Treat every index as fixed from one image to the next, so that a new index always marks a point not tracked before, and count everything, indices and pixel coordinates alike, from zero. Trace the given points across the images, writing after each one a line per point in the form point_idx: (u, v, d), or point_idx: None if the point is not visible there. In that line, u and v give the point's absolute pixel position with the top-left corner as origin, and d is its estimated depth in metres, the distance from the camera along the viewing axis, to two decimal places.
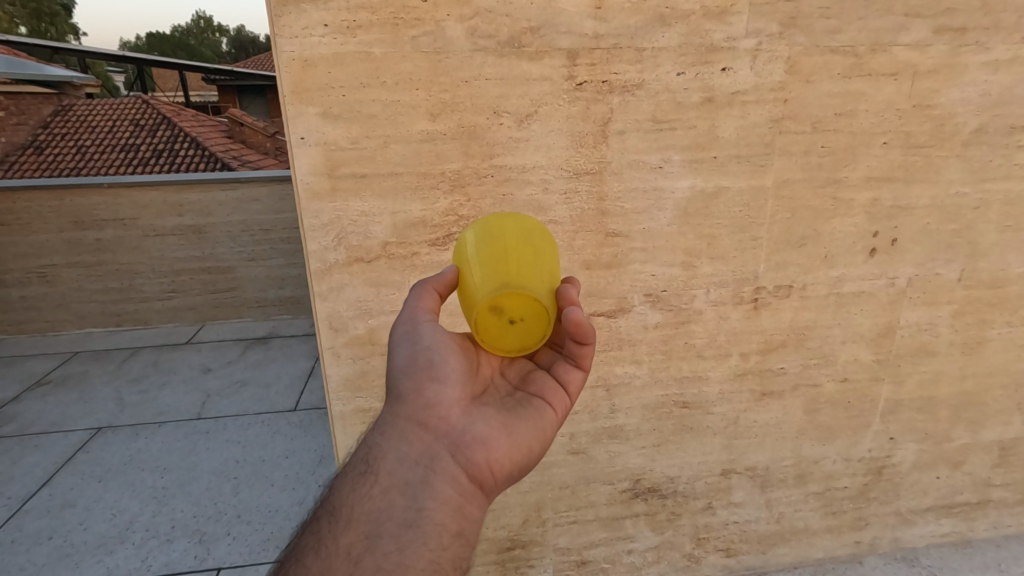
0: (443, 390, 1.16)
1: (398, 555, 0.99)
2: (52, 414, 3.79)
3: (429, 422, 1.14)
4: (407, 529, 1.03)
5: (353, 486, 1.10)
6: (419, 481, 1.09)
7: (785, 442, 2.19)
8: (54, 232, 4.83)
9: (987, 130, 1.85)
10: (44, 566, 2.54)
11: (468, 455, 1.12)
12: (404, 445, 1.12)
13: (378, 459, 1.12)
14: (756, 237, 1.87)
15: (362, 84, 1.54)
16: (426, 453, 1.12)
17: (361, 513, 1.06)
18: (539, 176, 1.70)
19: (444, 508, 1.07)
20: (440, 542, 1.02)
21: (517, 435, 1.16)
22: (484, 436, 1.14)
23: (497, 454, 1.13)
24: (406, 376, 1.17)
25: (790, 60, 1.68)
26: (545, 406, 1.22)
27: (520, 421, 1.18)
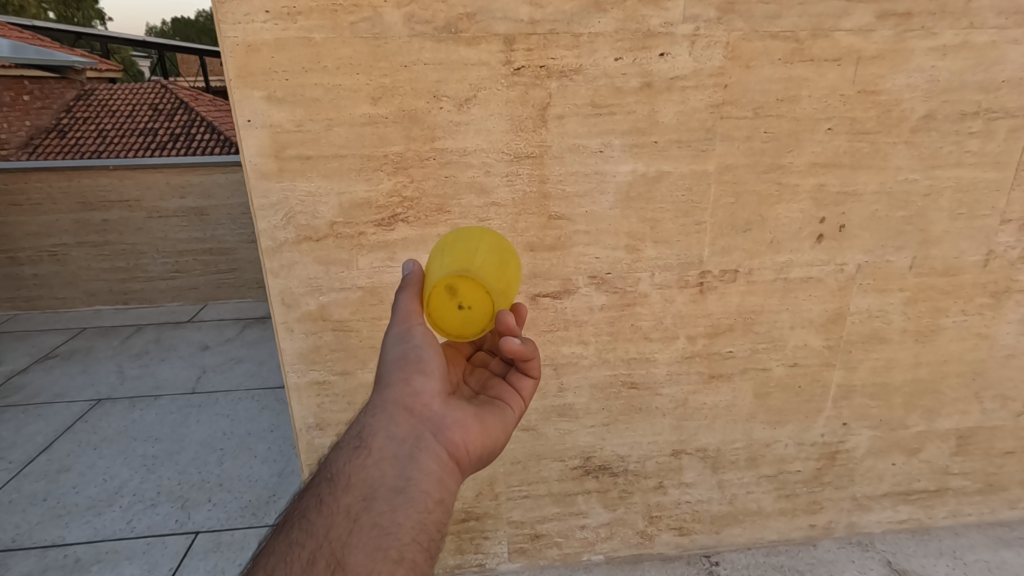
0: (428, 380, 1.16)
1: (389, 517, 1.02)
2: (56, 386, 3.98)
3: (414, 407, 1.14)
4: (397, 495, 1.05)
5: (350, 453, 1.10)
6: (407, 454, 1.09)
7: (736, 424, 2.23)
8: (64, 213, 5.01)
9: (936, 116, 1.85)
10: (37, 525, 2.71)
11: (449, 435, 1.14)
12: (391, 425, 1.11)
13: (369, 436, 1.11)
14: (700, 222, 1.90)
15: (304, 68, 1.60)
16: (412, 433, 1.11)
17: (356, 480, 1.06)
18: (480, 159, 1.75)
19: (433, 479, 1.08)
20: (428, 509, 1.05)
21: (488, 425, 1.20)
22: (461, 420, 1.17)
23: (471, 440, 1.16)
24: (395, 366, 1.16)
25: (729, 46, 1.70)
26: (505, 407, 1.27)
27: (490, 414, 1.22)
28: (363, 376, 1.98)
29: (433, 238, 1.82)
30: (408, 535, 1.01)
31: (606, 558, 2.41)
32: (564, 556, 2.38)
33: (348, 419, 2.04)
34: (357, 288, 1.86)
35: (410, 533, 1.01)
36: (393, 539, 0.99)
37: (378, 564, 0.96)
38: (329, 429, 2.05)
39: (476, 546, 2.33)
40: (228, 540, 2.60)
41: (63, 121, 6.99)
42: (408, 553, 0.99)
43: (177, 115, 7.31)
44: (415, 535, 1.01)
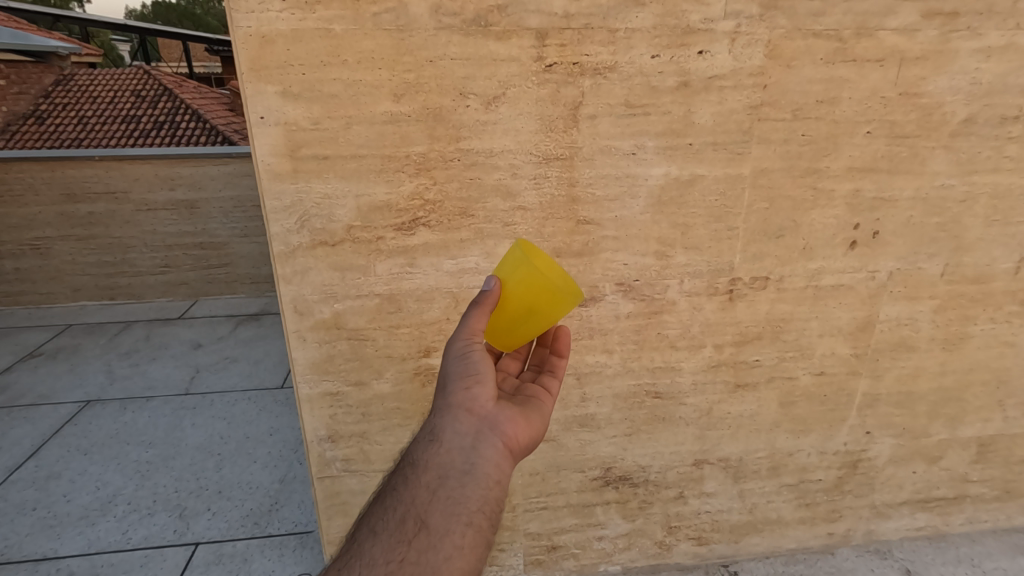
0: (487, 389, 1.07)
1: (459, 490, 0.95)
2: (43, 387, 3.82)
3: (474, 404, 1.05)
4: (465, 475, 0.97)
5: (421, 441, 1.02)
6: (473, 440, 1.01)
7: (759, 434, 2.18)
8: (47, 205, 4.81)
9: (976, 120, 1.78)
10: (27, 536, 2.58)
11: (508, 427, 1.05)
12: (455, 422, 1.02)
13: (436, 428, 1.02)
14: (732, 227, 1.83)
15: (323, 62, 1.49)
16: (474, 425, 1.03)
17: (428, 462, 0.98)
18: (508, 161, 1.66)
19: (495, 463, 1.00)
20: (496, 486, 0.98)
21: (537, 419, 1.14)
22: (513, 417, 1.08)
23: (523, 433, 1.09)
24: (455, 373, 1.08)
25: (770, 44, 1.61)
26: (540, 398, 1.20)
27: (537, 409, 1.15)
28: (379, 387, 1.90)
29: (456, 243, 1.73)
30: (477, 507, 0.94)
31: (622, 569, 2.36)
32: (581, 567, 2.33)
33: (361, 431, 1.95)
34: (374, 295, 1.77)
35: (476, 503, 0.94)
36: (463, 509, 0.93)
37: (453, 526, 0.91)
38: (342, 441, 1.96)
39: (492, 558, 2.26)
40: (229, 552, 2.50)
41: (43, 108, 6.70)
42: (475, 520, 0.93)
43: (161, 100, 7.01)
44: (479, 505, 0.94)
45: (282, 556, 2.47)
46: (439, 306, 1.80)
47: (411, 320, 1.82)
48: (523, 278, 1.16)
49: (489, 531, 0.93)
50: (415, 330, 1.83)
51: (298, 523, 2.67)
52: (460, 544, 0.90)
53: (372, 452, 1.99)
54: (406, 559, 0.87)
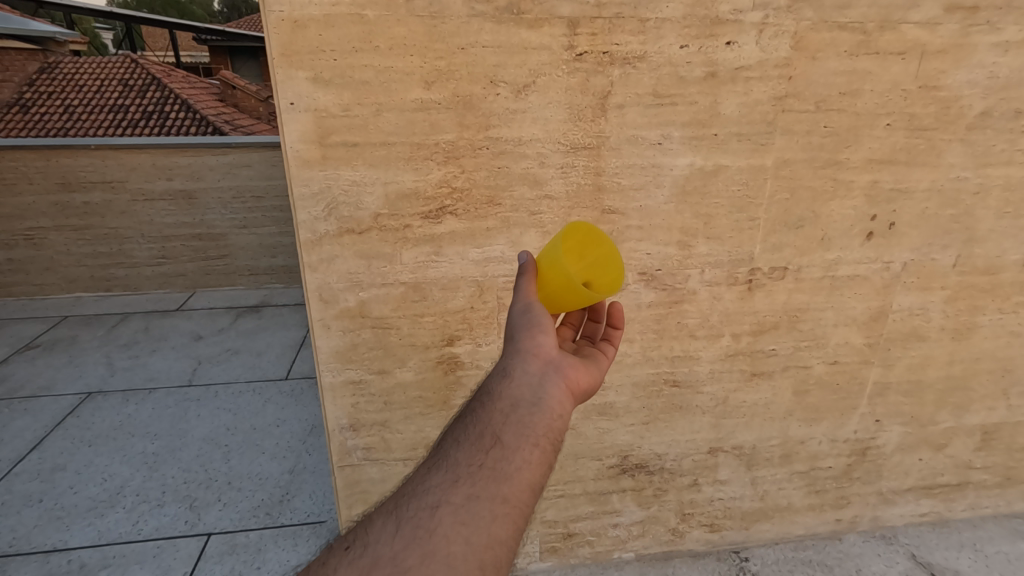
0: (550, 338, 1.10)
1: (529, 415, 0.96)
2: (42, 379, 3.77)
3: (539, 350, 1.08)
4: (533, 406, 0.98)
5: (493, 376, 1.05)
6: (540, 376, 1.03)
7: (773, 422, 2.21)
8: (40, 194, 4.72)
9: (992, 114, 1.82)
10: (36, 528, 2.56)
11: (570, 372, 1.08)
12: (524, 362, 1.05)
13: (507, 364, 1.05)
14: (754, 218, 1.85)
15: (354, 48, 1.48)
16: (541, 368, 1.05)
17: (501, 390, 1.00)
18: (536, 150, 1.66)
19: (559, 400, 1.01)
20: (563, 418, 1.00)
21: (595, 371, 1.15)
22: (574, 364, 1.11)
23: (583, 378, 1.11)
24: (520, 324, 1.11)
25: (797, 36, 1.63)
26: (598, 355, 1.21)
27: (594, 363, 1.18)
28: (402, 375, 1.90)
29: (482, 232, 1.74)
30: (544, 432, 0.95)
31: (636, 556, 2.39)
32: (595, 554, 2.35)
33: (384, 420, 1.96)
34: (399, 284, 1.77)
35: (544, 428, 0.96)
36: (532, 429, 0.94)
37: (522, 444, 0.92)
38: (363, 430, 1.96)
39: None
40: (242, 542, 2.49)
41: None
42: (542, 442, 0.94)
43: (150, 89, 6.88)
44: (545, 430, 0.95)
45: (296, 546, 2.47)
46: (463, 295, 1.81)
47: (435, 308, 1.82)
48: (552, 260, 1.18)
49: (552, 456, 0.95)
50: (439, 319, 1.84)
51: (310, 513, 2.66)
52: (529, 459, 0.91)
53: (393, 441, 2.00)
54: (484, 465, 0.89)
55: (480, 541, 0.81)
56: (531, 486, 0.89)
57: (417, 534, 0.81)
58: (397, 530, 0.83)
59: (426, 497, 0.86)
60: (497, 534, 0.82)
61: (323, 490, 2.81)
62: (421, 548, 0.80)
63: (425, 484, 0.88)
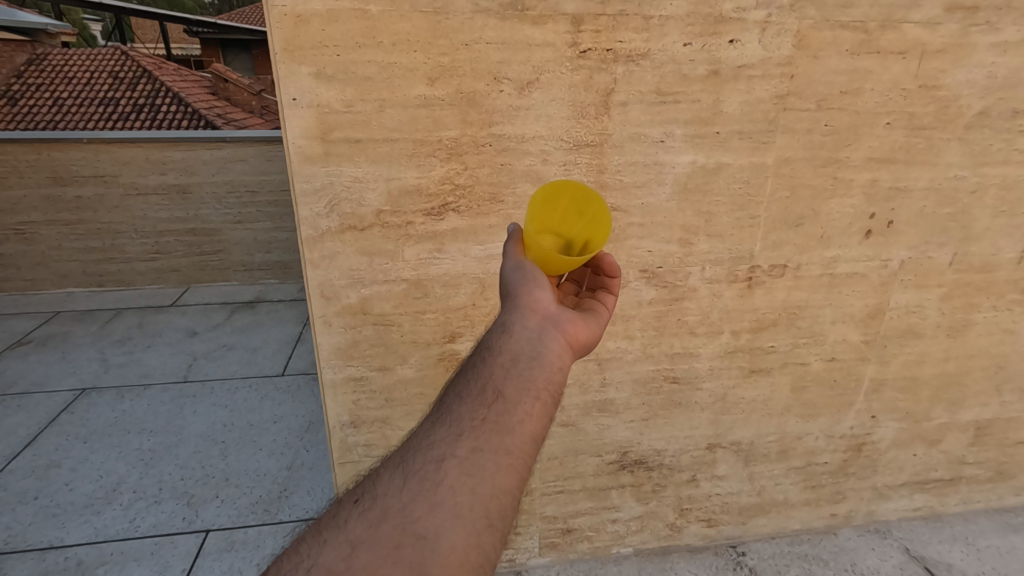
0: (548, 292, 1.11)
1: (530, 369, 0.96)
2: (35, 375, 3.73)
3: (538, 304, 1.08)
4: (535, 359, 0.98)
5: (493, 332, 1.05)
6: (540, 332, 1.03)
7: (771, 418, 2.23)
8: (31, 188, 4.66)
9: (989, 113, 1.83)
10: (32, 525, 2.54)
11: (570, 326, 1.07)
12: (523, 316, 1.05)
13: (507, 320, 1.05)
14: (754, 216, 1.86)
15: (357, 44, 1.48)
16: (541, 322, 1.05)
17: (502, 346, 1.00)
18: (538, 147, 1.66)
19: (560, 352, 1.02)
20: (564, 370, 1.00)
21: (598, 323, 1.15)
22: (575, 317, 1.10)
23: (586, 327, 1.11)
24: (515, 281, 1.13)
25: (799, 34, 1.63)
26: (598, 308, 1.20)
27: (597, 314, 1.18)
28: (403, 372, 1.90)
29: (484, 229, 1.74)
30: (546, 385, 0.95)
31: (634, 551, 2.41)
32: (594, 549, 2.37)
33: (384, 416, 1.96)
34: (401, 281, 1.76)
35: (544, 381, 0.95)
36: (533, 382, 0.94)
37: (524, 397, 0.92)
38: (364, 427, 1.96)
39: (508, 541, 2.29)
40: (241, 539, 2.49)
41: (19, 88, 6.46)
42: (543, 394, 0.94)
43: (142, 82, 6.79)
44: (547, 384, 0.95)
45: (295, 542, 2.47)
46: (465, 292, 1.81)
47: (437, 305, 1.82)
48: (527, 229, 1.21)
49: (554, 407, 0.95)
50: (441, 315, 1.84)
51: (309, 509, 2.66)
52: (531, 412, 0.91)
53: (394, 438, 1.99)
54: (487, 419, 0.89)
55: (485, 492, 0.82)
56: (534, 437, 0.90)
57: (423, 488, 0.82)
58: (404, 485, 0.83)
59: (431, 451, 0.86)
60: (502, 485, 0.83)
61: (321, 486, 2.81)
62: (427, 500, 0.81)
63: (431, 441, 0.88)
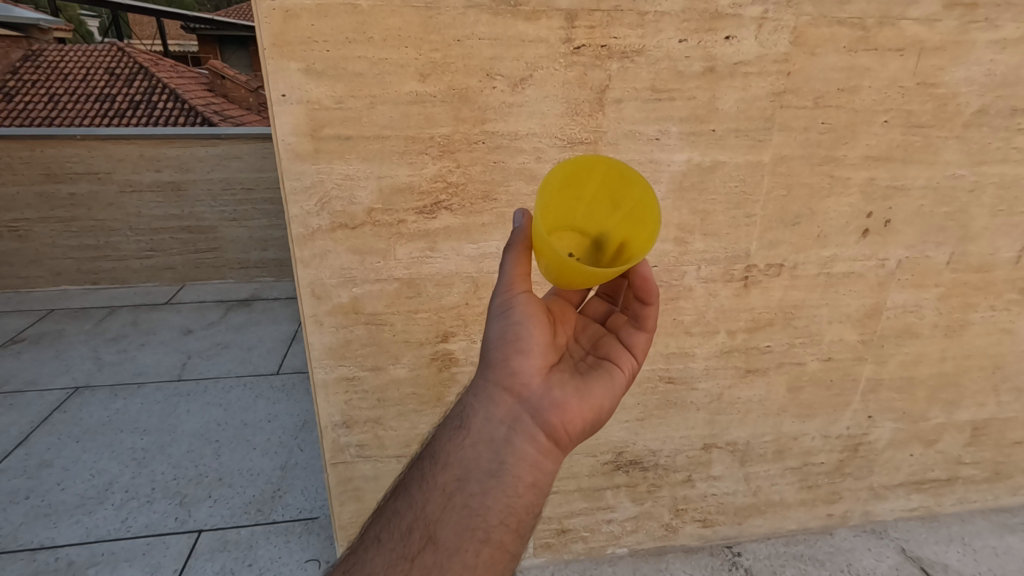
0: (533, 362, 1.10)
1: (474, 503, 1.01)
2: (28, 373, 3.71)
3: (513, 387, 1.08)
4: (489, 479, 1.03)
5: (453, 432, 1.09)
6: (505, 436, 1.06)
7: (767, 418, 2.22)
8: (24, 185, 4.62)
9: (988, 112, 1.82)
10: (23, 525, 2.52)
11: (547, 416, 1.07)
12: (489, 411, 1.07)
13: (468, 417, 1.09)
14: (751, 214, 1.84)
15: (348, 39, 1.45)
16: (509, 416, 1.07)
17: (451, 461, 1.05)
18: (532, 144, 1.64)
19: (523, 462, 1.05)
20: (518, 490, 1.03)
21: (596, 392, 1.12)
22: (563, 397, 1.09)
23: (573, 405, 1.09)
24: (496, 344, 1.11)
25: (796, 31, 1.61)
26: (613, 367, 1.18)
27: (596, 380, 1.14)
28: (395, 372, 1.88)
29: (477, 227, 1.72)
30: (493, 519, 1.00)
31: (629, 551, 2.40)
32: (589, 549, 2.36)
33: (377, 416, 1.94)
34: (394, 280, 1.75)
35: (496, 514, 1.00)
36: (475, 525, 0.99)
37: (466, 543, 0.98)
38: (357, 427, 1.94)
39: None
40: (234, 539, 2.47)
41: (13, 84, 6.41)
42: (490, 535, 0.99)
43: (137, 78, 6.75)
44: (502, 517, 1.00)
45: (287, 542, 2.46)
46: (458, 291, 1.79)
47: (430, 305, 1.80)
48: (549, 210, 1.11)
49: (503, 541, 1.00)
50: (434, 315, 1.82)
51: (303, 509, 2.64)
52: (470, 560, 0.97)
53: (387, 438, 1.98)
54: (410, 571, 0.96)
55: None
56: None
57: None
58: None
59: None
60: None
61: (315, 486, 2.79)
62: None
63: (369, 562, 0.99)
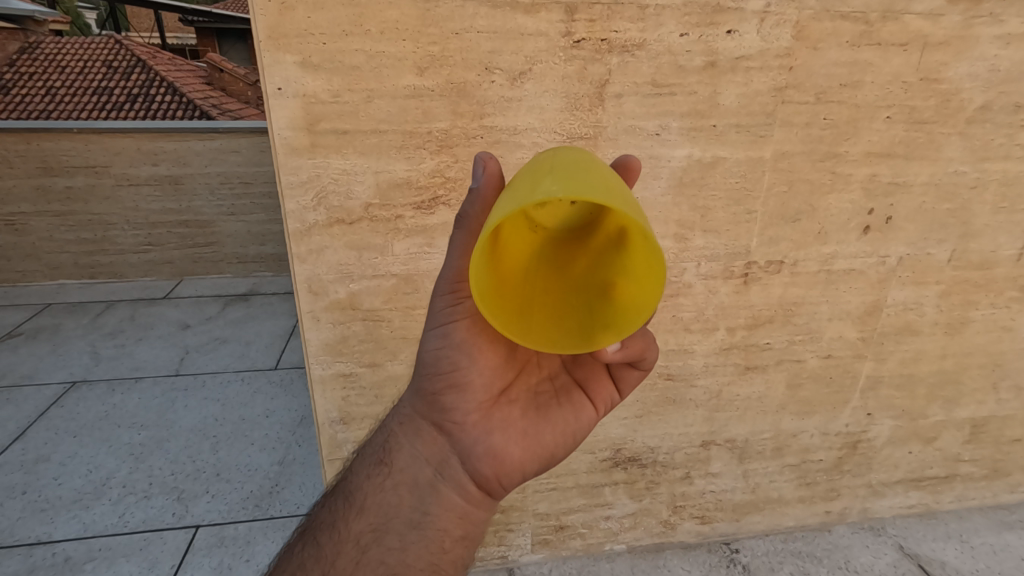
0: (470, 398, 1.07)
1: (390, 558, 1.03)
2: (25, 367, 3.70)
3: (444, 426, 1.09)
4: (411, 529, 1.07)
5: (376, 471, 1.12)
6: (429, 484, 1.09)
7: (766, 415, 2.21)
8: (21, 178, 4.60)
9: (991, 108, 1.80)
10: (19, 520, 2.52)
11: (476, 467, 1.08)
12: (415, 450, 1.11)
13: (395, 454, 1.12)
14: (751, 210, 1.82)
15: (344, 32, 1.43)
16: (437, 456, 1.10)
17: (372, 505, 1.09)
18: (531, 139, 1.62)
19: (445, 511, 1.09)
20: (440, 541, 1.07)
21: (543, 436, 1.11)
22: (503, 439, 1.08)
23: (511, 452, 1.09)
24: (429, 371, 1.07)
25: (798, 25, 1.59)
26: (584, 402, 1.16)
27: (547, 423, 1.12)
28: (392, 368, 1.87)
29: None
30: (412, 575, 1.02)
31: (627, 548, 2.40)
32: (587, 546, 2.36)
33: (374, 413, 1.93)
34: (391, 276, 1.73)
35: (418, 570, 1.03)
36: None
37: None
38: (353, 423, 1.93)
39: (500, 539, 2.27)
40: (231, 534, 2.47)
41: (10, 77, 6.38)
42: None
43: (135, 70, 6.70)
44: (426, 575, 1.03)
45: (285, 538, 2.45)
46: None
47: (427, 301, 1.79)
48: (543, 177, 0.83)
49: None
50: None
51: (300, 505, 2.64)
52: None
53: None
54: None
55: None
56: None
57: None
58: None
59: None
60: None
61: (312, 481, 2.78)
62: None
63: None
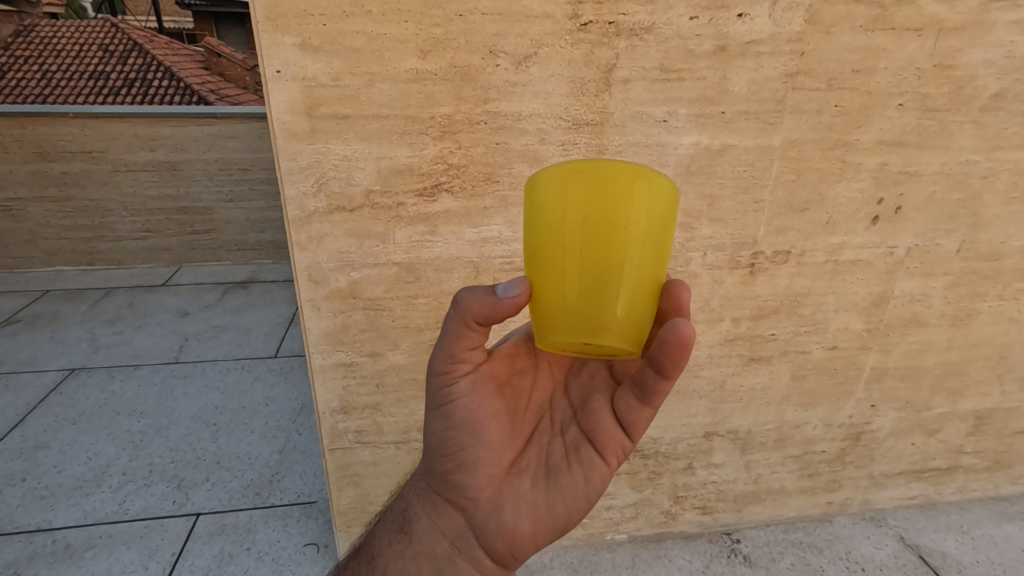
0: (479, 474, 1.09)
1: None
2: (24, 354, 3.68)
3: (457, 501, 1.11)
4: None
5: (397, 539, 1.16)
6: (446, 557, 1.10)
7: (769, 407, 2.20)
8: (18, 163, 4.55)
9: (1006, 96, 1.76)
10: (19, 507, 2.52)
11: (490, 540, 1.08)
12: (431, 523, 1.13)
13: (414, 524, 1.15)
14: (759, 199, 1.79)
15: (345, 12, 1.39)
16: (453, 530, 1.11)
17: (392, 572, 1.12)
18: (536, 125, 1.59)
19: None
20: None
21: (553, 504, 1.08)
22: (516, 510, 1.08)
23: (522, 526, 1.07)
24: (438, 451, 1.11)
25: (811, 9, 1.56)
26: (596, 462, 1.11)
27: (558, 491, 1.09)
28: (394, 358, 1.85)
29: (479, 211, 1.67)
30: None
31: (628, 538, 2.40)
32: (588, 535, 2.36)
33: (376, 403, 1.91)
34: (392, 264, 1.70)
35: None
36: None
37: None
38: (354, 413, 1.91)
39: None
40: (232, 522, 2.46)
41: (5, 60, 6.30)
42: None
43: (132, 54, 6.61)
44: None
45: (286, 526, 2.44)
46: (459, 277, 1.75)
47: (429, 290, 1.76)
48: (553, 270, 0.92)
49: None
50: (433, 300, 1.78)
51: (301, 493, 2.62)
52: None
53: (386, 425, 1.95)
54: None
55: None
56: None
57: None
58: None
59: None
60: None
61: (313, 471, 2.77)
62: None
63: None
